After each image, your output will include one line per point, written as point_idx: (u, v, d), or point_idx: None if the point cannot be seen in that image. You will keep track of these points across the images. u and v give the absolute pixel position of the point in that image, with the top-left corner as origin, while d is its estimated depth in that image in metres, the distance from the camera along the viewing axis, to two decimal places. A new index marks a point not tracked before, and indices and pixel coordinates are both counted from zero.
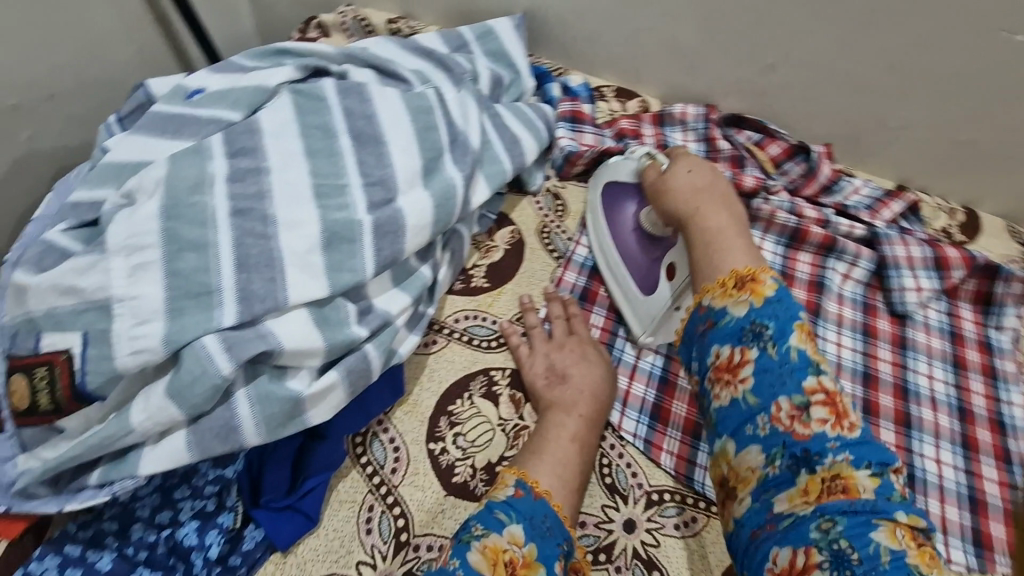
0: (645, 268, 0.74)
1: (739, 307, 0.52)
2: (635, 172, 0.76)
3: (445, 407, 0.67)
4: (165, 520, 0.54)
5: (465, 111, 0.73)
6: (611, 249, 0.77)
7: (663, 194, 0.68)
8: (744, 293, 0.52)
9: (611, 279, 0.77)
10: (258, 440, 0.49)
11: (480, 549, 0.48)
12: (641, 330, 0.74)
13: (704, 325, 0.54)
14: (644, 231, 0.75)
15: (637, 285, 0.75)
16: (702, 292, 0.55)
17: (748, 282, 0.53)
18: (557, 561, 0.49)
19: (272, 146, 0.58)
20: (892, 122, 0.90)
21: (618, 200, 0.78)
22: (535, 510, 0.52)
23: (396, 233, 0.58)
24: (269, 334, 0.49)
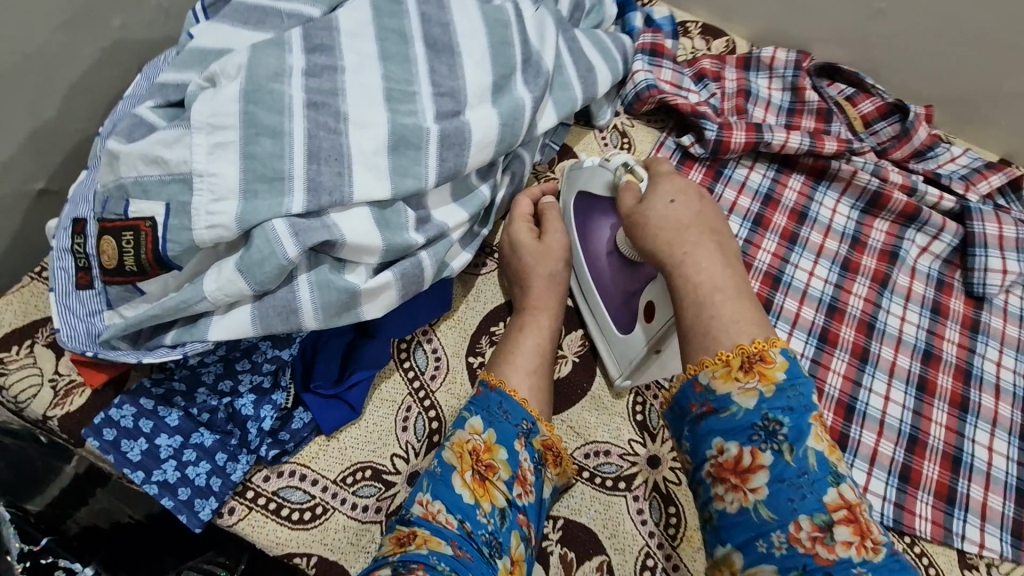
0: (620, 301, 0.67)
1: (748, 395, 0.49)
2: (609, 186, 0.67)
3: (487, 326, 0.69)
4: (226, 389, 0.58)
5: (541, 32, 0.71)
6: (585, 274, 0.70)
7: (641, 223, 0.61)
8: (753, 377, 0.49)
9: (584, 307, 0.70)
10: (315, 325, 0.51)
11: (450, 446, 0.56)
12: (619, 372, 0.67)
13: (702, 406, 0.51)
14: (618, 253, 0.68)
15: (613, 320, 0.67)
16: (699, 366, 0.52)
17: (757, 359, 0.50)
18: (516, 440, 0.57)
19: (348, 46, 0.58)
20: (1011, 88, 0.83)
21: (590, 220, 0.70)
22: (489, 400, 0.59)
23: (461, 145, 0.59)
24: (334, 227, 0.51)
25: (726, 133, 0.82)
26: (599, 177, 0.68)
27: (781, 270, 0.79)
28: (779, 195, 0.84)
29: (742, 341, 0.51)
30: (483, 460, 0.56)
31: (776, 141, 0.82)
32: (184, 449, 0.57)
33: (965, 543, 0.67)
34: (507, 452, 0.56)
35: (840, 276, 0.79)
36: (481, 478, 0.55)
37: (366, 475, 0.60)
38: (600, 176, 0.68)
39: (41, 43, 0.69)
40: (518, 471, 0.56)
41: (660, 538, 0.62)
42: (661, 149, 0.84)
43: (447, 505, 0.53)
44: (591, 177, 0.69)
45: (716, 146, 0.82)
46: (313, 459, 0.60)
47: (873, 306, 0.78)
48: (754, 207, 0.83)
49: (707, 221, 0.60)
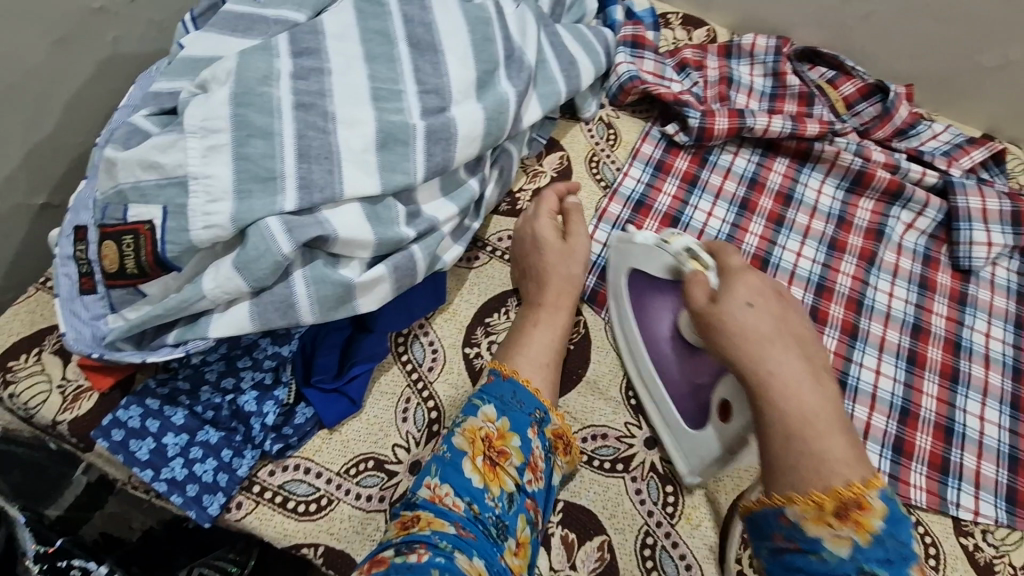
0: (687, 393, 0.64)
1: (842, 544, 0.46)
2: (669, 270, 0.63)
3: (482, 317, 0.70)
4: (228, 386, 0.60)
5: (523, 27, 0.73)
6: (647, 360, 0.67)
7: (716, 327, 0.56)
8: (848, 524, 0.47)
9: (648, 393, 0.68)
10: (312, 319, 0.53)
11: (461, 432, 0.57)
12: (688, 467, 0.64)
13: (789, 543, 0.49)
14: (683, 340, 0.65)
15: (679, 413, 0.65)
16: (786, 498, 0.49)
17: (853, 505, 0.47)
18: (529, 428, 0.59)
19: (334, 48, 0.60)
20: (989, 63, 0.85)
21: (649, 302, 0.67)
22: (504, 390, 0.60)
23: (448, 140, 0.60)
24: (326, 222, 0.52)
25: (709, 121, 0.84)
26: (657, 258, 0.64)
27: (769, 252, 0.81)
28: (764, 178, 0.85)
29: (838, 484, 0.48)
30: (496, 446, 0.57)
31: (758, 126, 0.83)
32: (190, 447, 0.58)
33: (960, 511, 0.68)
34: (520, 440, 0.58)
35: (828, 255, 0.81)
36: (491, 463, 0.56)
37: (369, 465, 0.62)
38: (654, 258, 0.65)
39: (37, 60, 0.71)
40: (529, 458, 0.58)
41: (659, 517, 0.64)
42: (647, 138, 0.86)
43: (455, 489, 0.54)
44: (645, 257, 0.66)
45: (699, 133, 0.84)
46: (316, 452, 0.61)
47: (861, 283, 0.79)
48: (740, 191, 0.84)
49: (788, 328, 0.56)
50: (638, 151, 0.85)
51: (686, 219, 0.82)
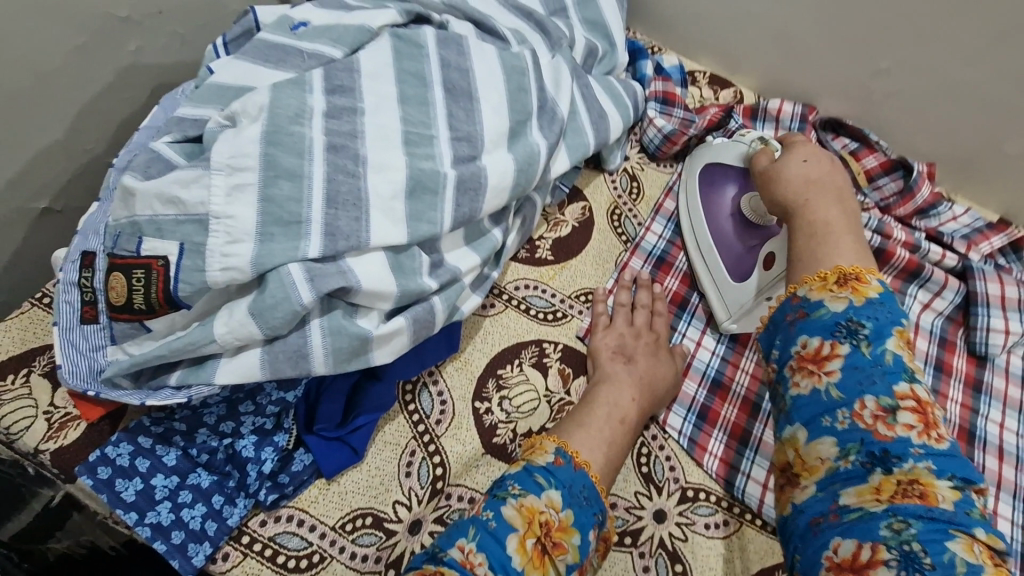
0: (739, 254, 0.75)
1: (839, 301, 0.50)
2: (742, 156, 0.76)
3: (494, 369, 0.68)
4: (227, 430, 0.57)
5: (557, 77, 0.73)
6: (705, 230, 0.78)
7: (775, 178, 0.64)
8: (846, 288, 0.50)
9: (700, 261, 0.78)
10: (325, 370, 0.50)
11: (515, 505, 0.52)
12: (726, 316, 0.75)
13: (796, 313, 0.52)
14: (742, 215, 0.75)
15: (728, 269, 0.75)
16: (798, 282, 0.53)
17: (852, 277, 0.51)
18: (591, 530, 0.53)
19: (368, 88, 0.59)
20: (1012, 150, 0.85)
21: (717, 183, 0.78)
22: (574, 480, 0.55)
23: (476, 191, 0.59)
24: (349, 272, 0.50)
25: None
26: (732, 149, 0.77)
27: (761, 395, 0.73)
28: None
29: (842, 263, 0.53)
30: (553, 536, 0.51)
31: None
32: (180, 491, 0.55)
33: None
34: (580, 539, 0.52)
35: None
36: (541, 550, 0.50)
37: (367, 522, 0.58)
38: (732, 149, 0.78)
39: (55, 66, 0.70)
40: (582, 561, 0.52)
41: None
42: (669, 194, 0.86)
43: (491, 562, 0.48)
44: (722, 150, 0.79)
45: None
46: (312, 504, 0.58)
47: None
48: None
49: (840, 180, 0.61)
50: (660, 207, 0.84)
51: None
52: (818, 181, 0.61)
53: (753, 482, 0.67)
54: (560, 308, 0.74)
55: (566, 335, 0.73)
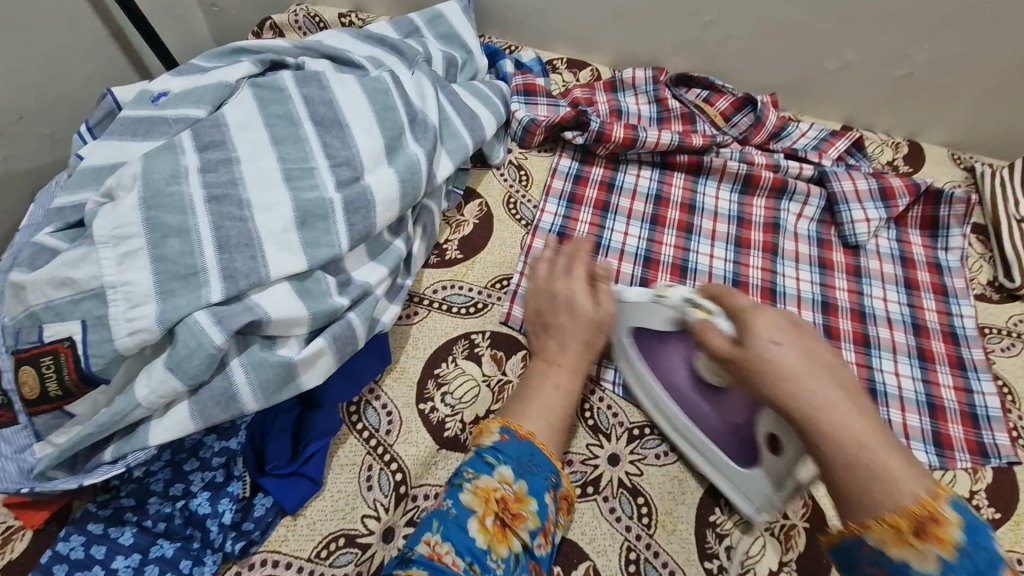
0: (728, 435, 0.65)
1: (928, 562, 0.44)
2: (670, 321, 0.64)
3: (431, 371, 0.72)
4: (178, 492, 0.57)
5: (421, 91, 0.79)
6: (682, 416, 0.68)
7: (748, 371, 0.54)
8: (928, 540, 0.44)
9: (693, 449, 0.68)
10: (256, 406, 0.52)
11: (471, 490, 0.56)
12: (752, 508, 0.64)
13: (877, 570, 0.47)
14: (705, 383, 0.66)
15: (728, 454, 0.65)
16: (862, 527, 0.47)
17: (928, 520, 0.45)
18: (546, 493, 0.58)
19: (240, 137, 0.62)
20: (832, 65, 0.97)
21: (658, 357, 0.69)
22: (522, 452, 0.59)
23: (367, 208, 0.63)
24: (256, 306, 0.52)
25: (605, 130, 0.91)
26: (655, 311, 0.65)
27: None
28: (667, 193, 0.93)
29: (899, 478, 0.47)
30: (511, 509, 0.56)
31: (650, 139, 0.91)
32: (144, 566, 0.54)
33: None
34: (537, 504, 0.57)
35: (736, 253, 0.88)
36: (501, 524, 0.55)
37: (341, 543, 0.60)
38: (656, 314, 0.66)
39: None
40: (545, 523, 0.57)
41: (637, 530, 0.65)
42: (556, 174, 0.92)
43: (457, 547, 0.53)
44: (642, 314, 0.67)
45: (598, 136, 0.91)
46: (283, 542, 0.59)
47: (768, 273, 0.87)
48: (648, 209, 0.91)
49: (818, 354, 0.52)
50: (550, 188, 0.90)
51: (606, 242, 0.87)
52: (798, 368, 0.51)
53: None
54: (479, 300, 0.79)
55: (490, 322, 0.77)
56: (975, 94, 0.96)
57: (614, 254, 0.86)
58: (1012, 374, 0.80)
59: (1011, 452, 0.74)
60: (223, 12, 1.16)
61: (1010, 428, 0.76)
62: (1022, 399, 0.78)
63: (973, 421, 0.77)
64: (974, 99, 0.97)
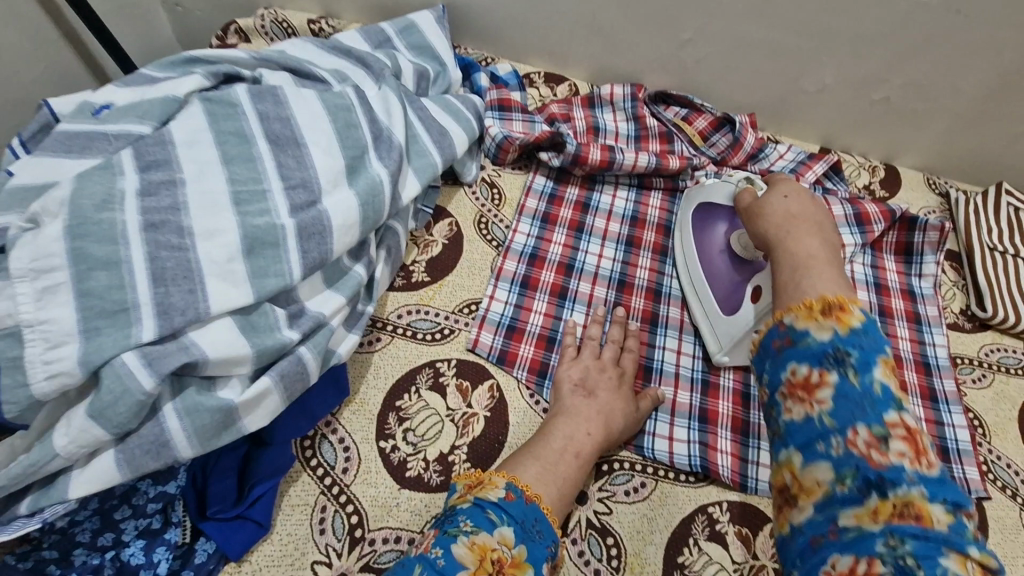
0: (728, 288, 0.78)
1: (824, 331, 0.50)
2: (732, 196, 0.81)
3: (392, 403, 0.68)
4: (107, 543, 0.52)
5: (387, 108, 0.75)
6: (698, 268, 0.81)
7: (760, 214, 0.69)
8: (830, 318, 0.50)
9: (694, 298, 0.81)
10: (191, 453, 0.48)
11: (467, 544, 0.51)
12: (719, 348, 0.77)
13: (782, 340, 0.52)
14: (731, 252, 0.79)
15: (720, 303, 0.78)
16: (784, 310, 0.53)
17: (836, 307, 0.51)
18: (544, 563, 0.53)
19: (186, 156, 0.58)
20: (810, 87, 0.96)
21: (708, 221, 0.82)
22: (526, 514, 0.55)
23: (322, 234, 0.59)
24: (192, 345, 0.48)
25: (582, 151, 0.89)
26: (724, 189, 0.82)
27: (651, 357, 0.78)
28: (643, 214, 0.91)
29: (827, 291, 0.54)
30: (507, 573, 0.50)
31: (627, 161, 0.89)
32: None
33: None
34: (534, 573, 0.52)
35: None
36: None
37: None
38: (725, 189, 0.82)
39: None
40: None
41: (604, 573, 0.62)
42: (529, 193, 0.89)
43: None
44: (714, 192, 0.83)
45: (574, 159, 0.89)
46: None
47: None
48: (623, 230, 0.88)
49: (818, 218, 0.66)
50: (523, 208, 0.87)
51: (579, 264, 0.84)
52: (799, 216, 0.66)
53: (660, 438, 0.72)
54: (446, 325, 0.76)
55: (456, 349, 0.74)
56: (952, 120, 0.95)
57: (587, 277, 0.83)
58: (984, 407, 0.80)
59: (981, 487, 0.73)
60: (187, 13, 1.11)
61: (980, 462, 0.75)
62: (992, 432, 0.78)
63: (944, 454, 0.75)
64: (950, 125, 0.96)
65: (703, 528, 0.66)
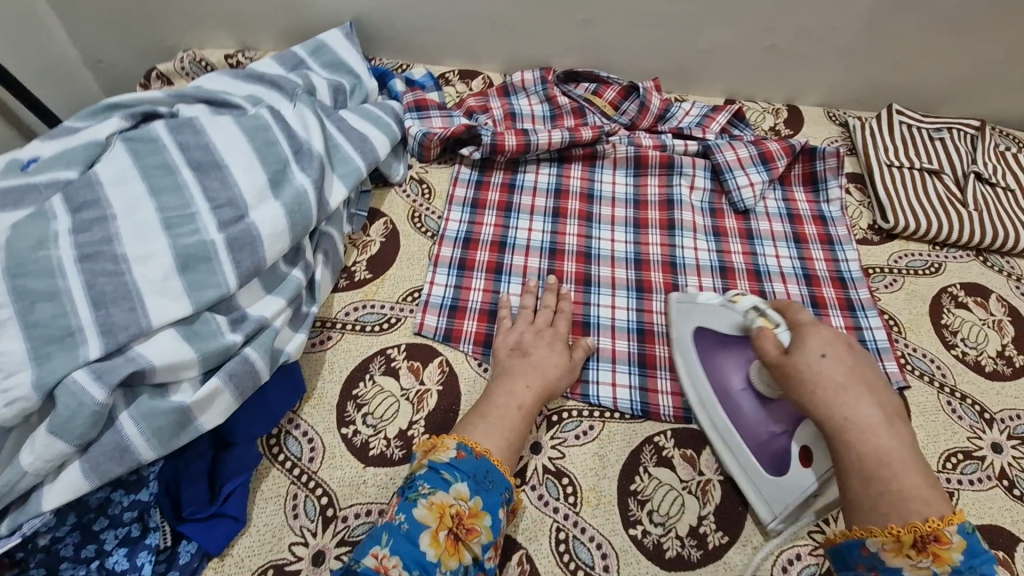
0: (765, 441, 0.68)
1: (922, 573, 0.49)
2: (742, 326, 0.71)
3: (350, 392, 0.73)
4: (90, 554, 0.57)
5: (305, 123, 0.80)
6: (722, 417, 0.71)
7: (795, 379, 0.59)
8: (928, 557, 0.49)
9: (725, 451, 0.71)
10: (154, 454, 0.52)
11: (426, 505, 0.57)
12: (770, 514, 0.66)
13: (870, 569, 0.52)
14: (755, 393, 0.70)
15: (757, 459, 0.68)
16: (866, 531, 0.51)
17: (931, 539, 0.49)
18: (500, 509, 0.59)
19: (114, 193, 0.63)
20: (703, 45, 1.03)
21: (720, 355, 0.73)
22: (478, 468, 0.61)
23: (252, 244, 0.64)
24: (138, 356, 0.53)
25: (498, 139, 0.94)
26: (727, 317, 0.72)
27: (586, 313, 0.83)
28: (567, 186, 0.96)
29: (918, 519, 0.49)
30: (466, 524, 0.57)
31: (542, 141, 0.95)
32: None
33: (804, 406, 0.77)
34: (491, 520, 0.58)
35: (635, 235, 0.92)
36: (455, 538, 0.56)
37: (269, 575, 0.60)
38: (728, 316, 0.72)
39: None
40: (497, 538, 0.58)
41: (563, 510, 0.68)
42: (457, 182, 0.95)
43: (405, 562, 0.54)
44: (714, 317, 0.74)
45: (492, 148, 0.94)
46: None
47: (668, 248, 0.91)
48: (549, 203, 0.94)
49: (864, 378, 0.57)
50: (452, 197, 0.93)
51: (511, 240, 0.90)
52: (845, 385, 0.56)
53: (604, 385, 0.77)
54: (392, 315, 0.81)
55: (404, 334, 0.79)
56: (837, 56, 1.03)
57: (520, 251, 0.88)
58: (897, 308, 0.86)
59: (901, 378, 0.79)
60: (111, 67, 1.16)
61: (899, 356, 0.81)
62: (907, 328, 0.84)
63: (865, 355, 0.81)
64: (837, 59, 1.03)
65: (651, 456, 0.72)
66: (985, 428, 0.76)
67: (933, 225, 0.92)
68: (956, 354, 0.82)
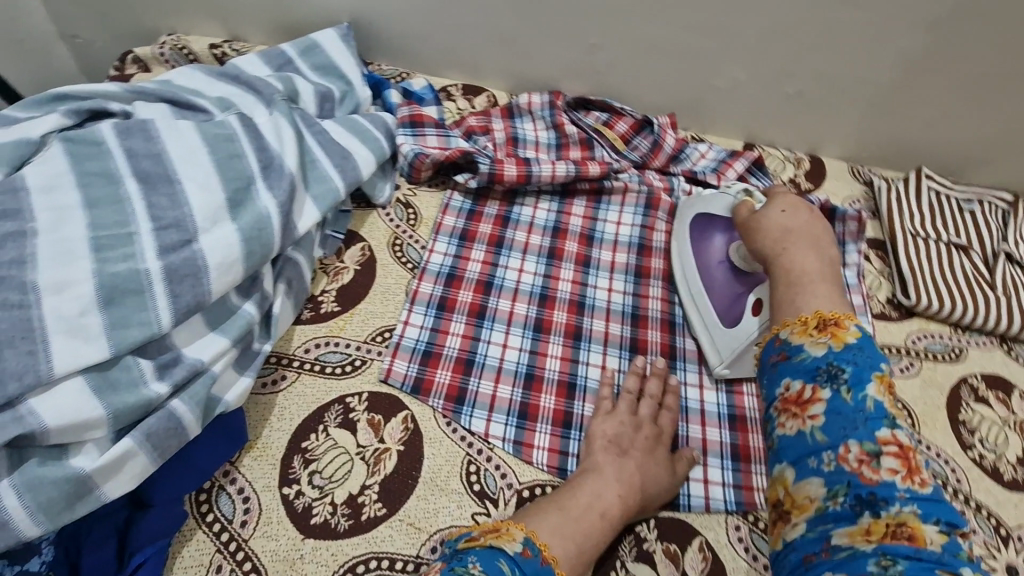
0: (727, 299, 0.77)
1: (818, 347, 0.52)
2: (729, 208, 0.81)
3: (298, 445, 0.65)
4: None
5: (277, 132, 0.70)
6: (696, 277, 0.80)
7: (755, 228, 0.69)
8: (825, 333, 0.52)
9: (694, 310, 0.80)
10: (38, 531, 0.45)
11: None
12: (718, 360, 0.76)
13: (778, 355, 0.54)
14: (730, 263, 0.78)
15: (719, 315, 0.77)
16: (780, 325, 0.56)
17: (830, 323, 0.53)
18: None
19: (40, 203, 0.54)
20: (724, 85, 0.96)
21: (707, 230, 0.82)
22: None
23: (195, 275, 0.56)
24: (29, 415, 0.46)
25: (498, 167, 0.86)
26: (721, 201, 0.82)
27: (574, 373, 0.75)
28: (566, 224, 0.88)
29: (821, 308, 0.57)
30: None
31: (544, 173, 0.87)
32: None
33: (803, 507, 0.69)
34: None
35: (635, 285, 0.83)
36: None
37: None
38: (720, 200, 0.82)
39: None
40: None
41: None
42: (447, 211, 0.87)
43: None
44: (710, 202, 0.83)
45: (490, 177, 0.86)
46: None
47: (668, 304, 0.83)
48: (545, 242, 0.86)
49: (816, 232, 0.65)
50: (440, 226, 0.85)
51: (498, 281, 0.81)
52: (795, 231, 0.66)
53: None
54: (357, 357, 0.72)
55: (368, 381, 0.70)
56: (867, 108, 0.95)
57: (507, 295, 0.80)
58: (912, 396, 0.79)
59: None
60: (88, 45, 1.06)
61: None
62: (922, 421, 0.77)
63: None
64: (866, 114, 0.96)
65: (630, 550, 0.63)
66: (1000, 546, 0.68)
67: (958, 306, 0.85)
68: (973, 456, 0.75)
